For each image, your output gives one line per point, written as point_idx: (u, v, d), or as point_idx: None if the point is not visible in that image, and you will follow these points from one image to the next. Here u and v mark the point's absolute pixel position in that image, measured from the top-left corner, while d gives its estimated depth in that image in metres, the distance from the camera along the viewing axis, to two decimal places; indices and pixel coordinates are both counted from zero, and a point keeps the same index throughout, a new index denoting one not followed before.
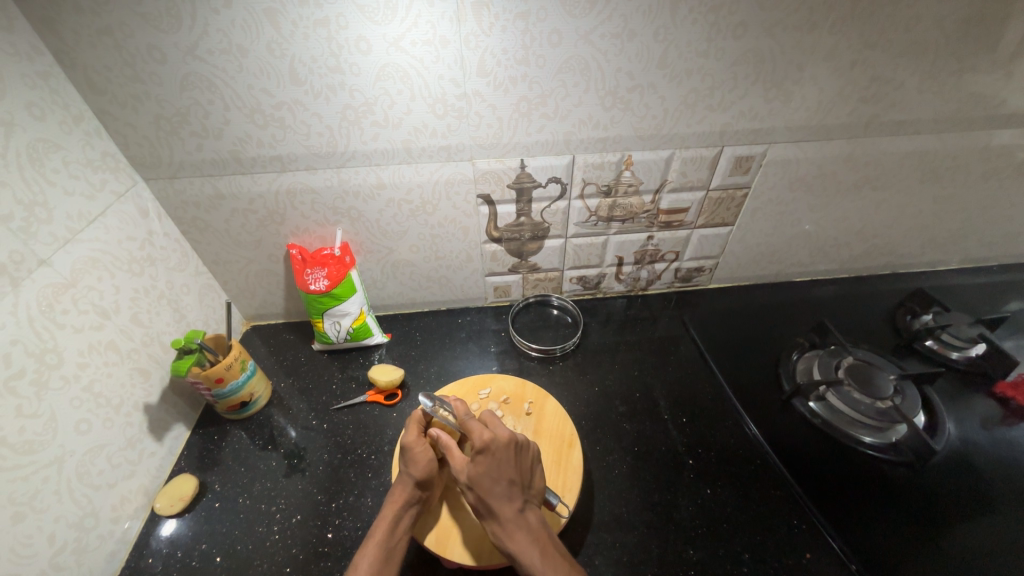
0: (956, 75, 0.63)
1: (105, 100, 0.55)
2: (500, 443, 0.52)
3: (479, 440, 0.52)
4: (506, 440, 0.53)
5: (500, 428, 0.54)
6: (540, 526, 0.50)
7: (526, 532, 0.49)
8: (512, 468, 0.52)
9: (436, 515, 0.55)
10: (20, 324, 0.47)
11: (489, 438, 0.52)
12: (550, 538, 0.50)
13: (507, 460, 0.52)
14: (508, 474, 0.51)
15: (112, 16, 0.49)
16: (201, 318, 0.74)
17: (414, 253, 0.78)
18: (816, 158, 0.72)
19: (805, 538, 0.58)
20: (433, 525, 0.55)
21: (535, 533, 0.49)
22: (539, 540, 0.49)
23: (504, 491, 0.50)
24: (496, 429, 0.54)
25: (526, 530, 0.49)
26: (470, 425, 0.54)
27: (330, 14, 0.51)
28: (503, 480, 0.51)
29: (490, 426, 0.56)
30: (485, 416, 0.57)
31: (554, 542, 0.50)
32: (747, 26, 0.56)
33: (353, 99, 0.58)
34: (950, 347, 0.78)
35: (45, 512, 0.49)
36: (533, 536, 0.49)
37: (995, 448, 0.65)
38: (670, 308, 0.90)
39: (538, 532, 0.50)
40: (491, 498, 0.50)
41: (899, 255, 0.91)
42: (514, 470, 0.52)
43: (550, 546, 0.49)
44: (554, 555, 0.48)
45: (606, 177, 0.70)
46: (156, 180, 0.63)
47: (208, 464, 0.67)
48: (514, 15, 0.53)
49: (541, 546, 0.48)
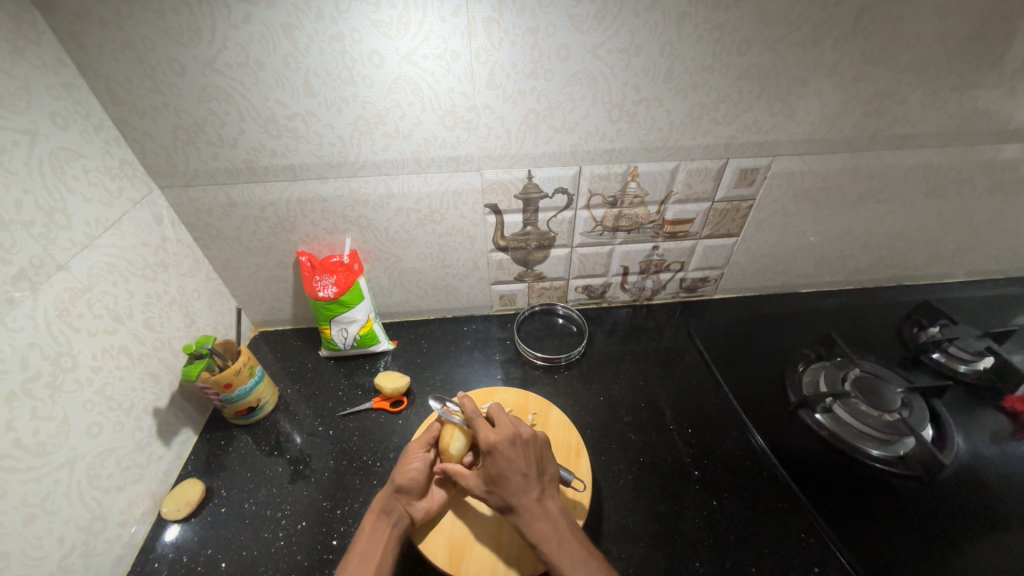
0: (959, 91, 0.64)
1: (125, 110, 0.57)
2: (505, 441, 0.53)
3: (485, 441, 0.53)
4: (512, 437, 0.54)
5: (508, 424, 0.56)
6: (559, 513, 0.51)
7: (545, 519, 0.50)
8: (523, 461, 0.53)
9: (449, 534, 0.55)
10: (38, 328, 0.48)
11: (494, 439, 0.53)
12: (570, 524, 0.51)
13: (516, 456, 0.53)
14: (520, 468, 0.52)
15: (135, 30, 0.51)
16: (211, 323, 0.75)
17: (421, 261, 0.79)
18: (821, 170, 0.72)
19: (813, 552, 0.57)
20: (443, 545, 0.54)
21: (554, 520, 0.50)
22: (559, 527, 0.50)
23: (518, 483, 0.51)
24: (501, 428, 0.55)
25: (544, 517, 0.50)
26: (477, 426, 0.56)
27: (345, 29, 0.52)
28: (517, 475, 0.51)
29: (497, 422, 0.56)
30: (491, 413, 0.58)
31: (573, 526, 0.51)
32: (751, 42, 0.57)
33: (364, 111, 0.59)
34: (958, 360, 0.78)
35: (56, 514, 0.49)
36: (551, 524, 0.50)
37: (1005, 463, 0.64)
38: (675, 318, 0.90)
39: (556, 519, 0.50)
40: (507, 496, 0.51)
41: (905, 267, 0.91)
42: (524, 462, 0.53)
43: (569, 532, 0.50)
44: (574, 541, 0.49)
45: (612, 188, 0.71)
46: (171, 188, 0.65)
47: (215, 468, 0.68)
48: (523, 30, 0.54)
49: (561, 533, 0.49)
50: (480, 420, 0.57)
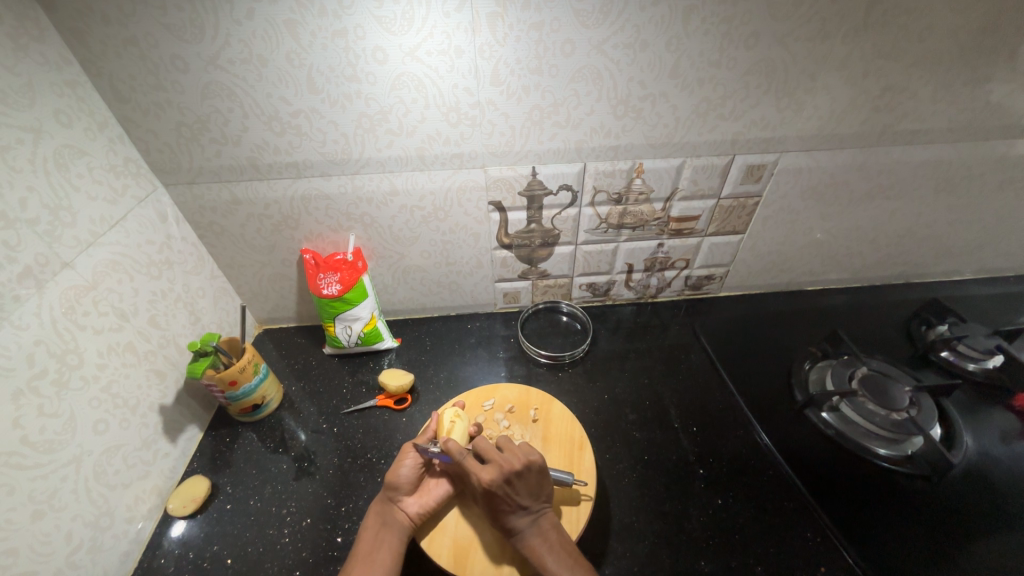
0: (971, 85, 0.63)
1: (128, 107, 0.57)
2: (499, 480, 0.52)
3: (479, 484, 0.52)
4: (506, 474, 0.53)
5: (502, 457, 0.55)
6: (551, 527, 0.52)
7: (538, 535, 0.51)
8: (518, 492, 0.53)
9: (452, 535, 0.55)
10: (43, 326, 0.48)
11: (488, 480, 0.52)
12: (561, 537, 0.52)
13: (511, 491, 0.52)
14: (520, 501, 0.53)
15: (138, 26, 0.51)
16: (216, 321, 0.76)
17: (425, 259, 0.78)
18: (829, 166, 0.71)
19: (819, 552, 0.57)
20: (447, 545, 0.54)
21: (546, 535, 0.52)
22: (550, 541, 0.51)
23: (513, 510, 0.52)
24: (494, 466, 0.54)
25: (538, 534, 0.51)
26: (468, 465, 0.54)
27: (349, 25, 0.52)
28: (512, 505, 0.52)
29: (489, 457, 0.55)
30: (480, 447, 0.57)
31: (563, 539, 0.52)
32: (759, 36, 0.56)
33: (368, 108, 0.59)
34: (967, 359, 0.77)
35: (64, 510, 0.50)
36: (545, 541, 0.51)
37: (1014, 462, 0.64)
38: (680, 316, 0.90)
39: (549, 536, 0.51)
40: (503, 520, 0.52)
41: (914, 264, 0.90)
42: (520, 494, 0.53)
43: (559, 544, 0.51)
44: (565, 556, 0.50)
45: (617, 184, 0.70)
46: (175, 186, 0.65)
47: (220, 465, 0.68)
48: (528, 26, 0.54)
49: (551, 546, 0.51)
50: (470, 458, 0.55)
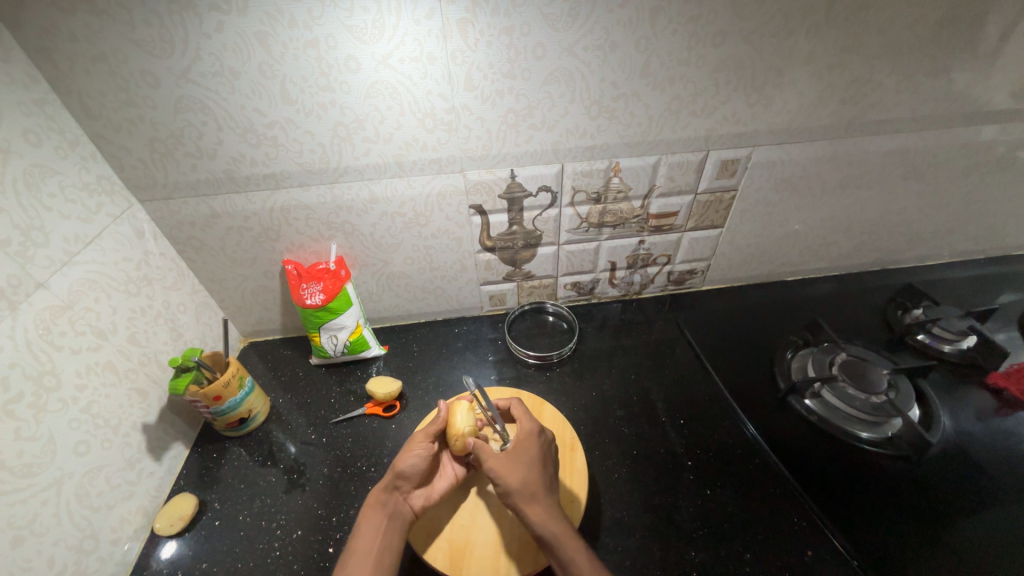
0: (931, 75, 0.65)
1: (99, 124, 0.56)
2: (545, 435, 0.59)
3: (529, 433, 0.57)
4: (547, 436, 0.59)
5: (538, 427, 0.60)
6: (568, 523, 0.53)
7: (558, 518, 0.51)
8: (549, 466, 0.56)
9: (449, 536, 0.55)
10: (18, 348, 0.47)
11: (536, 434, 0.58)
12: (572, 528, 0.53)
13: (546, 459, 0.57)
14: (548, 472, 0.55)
15: (106, 43, 0.50)
16: (198, 336, 0.75)
17: (409, 265, 0.79)
18: (800, 158, 0.73)
19: (805, 536, 0.58)
20: (444, 547, 0.54)
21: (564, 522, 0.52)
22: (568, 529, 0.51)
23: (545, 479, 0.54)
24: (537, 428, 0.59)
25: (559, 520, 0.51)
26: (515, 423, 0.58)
27: (320, 35, 0.52)
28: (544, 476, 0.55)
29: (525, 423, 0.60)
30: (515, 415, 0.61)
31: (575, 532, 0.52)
32: (725, 34, 0.58)
33: (344, 117, 0.59)
34: (943, 341, 0.78)
35: (45, 535, 0.49)
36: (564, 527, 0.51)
37: (989, 439, 0.66)
38: (665, 311, 0.91)
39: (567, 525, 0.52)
40: (534, 489, 0.53)
41: (888, 251, 0.93)
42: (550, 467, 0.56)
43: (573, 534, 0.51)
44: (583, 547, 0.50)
45: (595, 184, 0.71)
46: (151, 202, 0.64)
47: (208, 482, 0.67)
48: (498, 30, 0.54)
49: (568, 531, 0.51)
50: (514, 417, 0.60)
